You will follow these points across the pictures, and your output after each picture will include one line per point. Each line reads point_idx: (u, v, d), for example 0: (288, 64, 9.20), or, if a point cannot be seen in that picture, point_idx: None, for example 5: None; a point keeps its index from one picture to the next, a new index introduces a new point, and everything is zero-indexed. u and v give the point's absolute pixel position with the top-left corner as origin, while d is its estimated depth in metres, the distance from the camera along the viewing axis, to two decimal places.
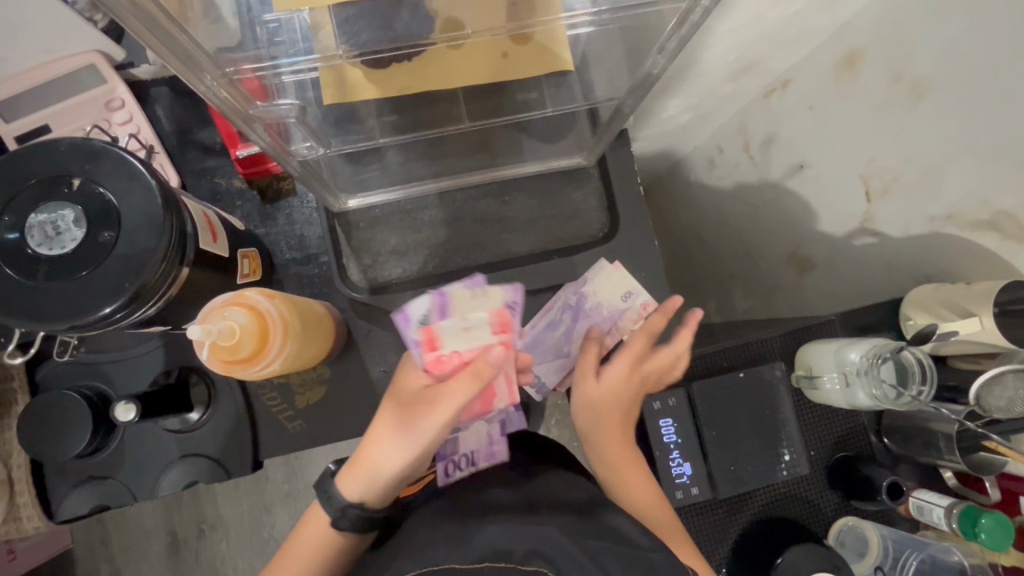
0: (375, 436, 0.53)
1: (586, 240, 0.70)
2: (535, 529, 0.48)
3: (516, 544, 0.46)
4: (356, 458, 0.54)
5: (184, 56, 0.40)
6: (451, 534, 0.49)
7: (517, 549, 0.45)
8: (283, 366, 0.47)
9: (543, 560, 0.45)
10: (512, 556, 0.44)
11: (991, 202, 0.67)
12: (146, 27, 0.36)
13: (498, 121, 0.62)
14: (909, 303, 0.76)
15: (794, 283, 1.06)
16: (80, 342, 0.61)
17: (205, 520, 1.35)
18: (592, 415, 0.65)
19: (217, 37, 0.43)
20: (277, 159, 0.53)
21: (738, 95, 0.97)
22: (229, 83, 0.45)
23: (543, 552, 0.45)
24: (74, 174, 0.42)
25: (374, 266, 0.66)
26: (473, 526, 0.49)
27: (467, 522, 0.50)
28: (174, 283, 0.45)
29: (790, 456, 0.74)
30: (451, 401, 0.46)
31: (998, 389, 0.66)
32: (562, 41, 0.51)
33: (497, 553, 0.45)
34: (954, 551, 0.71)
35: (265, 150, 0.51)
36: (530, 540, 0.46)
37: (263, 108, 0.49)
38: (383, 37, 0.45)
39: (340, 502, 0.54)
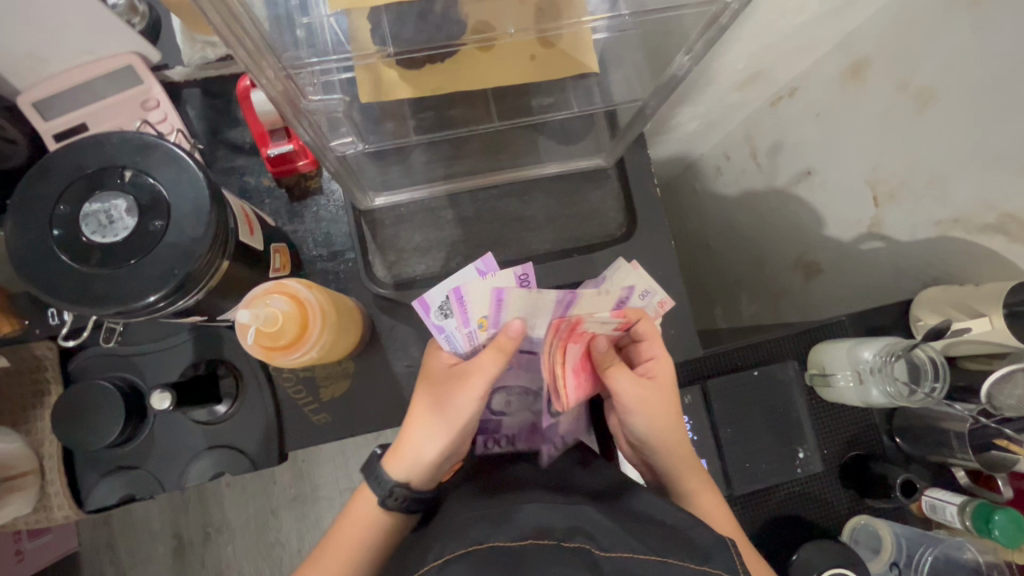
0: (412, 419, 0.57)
1: (605, 239, 0.71)
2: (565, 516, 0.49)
3: (550, 529, 0.47)
4: (399, 441, 0.57)
5: (248, 46, 0.40)
6: (490, 511, 0.50)
7: (560, 526, 0.48)
8: (319, 354, 0.49)
9: (585, 537, 0.47)
10: (554, 533, 0.47)
11: (997, 206, 0.69)
12: (215, 12, 0.37)
13: (520, 122, 0.64)
14: (919, 303, 0.78)
15: (800, 287, 1.08)
16: (124, 328, 0.63)
17: (213, 523, 1.35)
18: (654, 417, 0.60)
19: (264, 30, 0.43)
20: (317, 153, 0.54)
21: (747, 102, 1.00)
22: (285, 77, 0.45)
23: (586, 531, 0.47)
24: (124, 166, 0.44)
25: (398, 263, 0.68)
26: (515, 504, 0.50)
27: (512, 500, 0.51)
28: (216, 273, 0.46)
29: (803, 454, 0.75)
30: (480, 370, 0.54)
31: (1010, 387, 0.67)
32: (586, 44, 0.53)
33: (541, 529, 0.47)
34: (968, 548, 0.72)
35: (308, 145, 0.52)
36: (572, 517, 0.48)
37: (312, 103, 0.50)
38: (415, 40, 0.47)
39: (388, 483, 0.57)
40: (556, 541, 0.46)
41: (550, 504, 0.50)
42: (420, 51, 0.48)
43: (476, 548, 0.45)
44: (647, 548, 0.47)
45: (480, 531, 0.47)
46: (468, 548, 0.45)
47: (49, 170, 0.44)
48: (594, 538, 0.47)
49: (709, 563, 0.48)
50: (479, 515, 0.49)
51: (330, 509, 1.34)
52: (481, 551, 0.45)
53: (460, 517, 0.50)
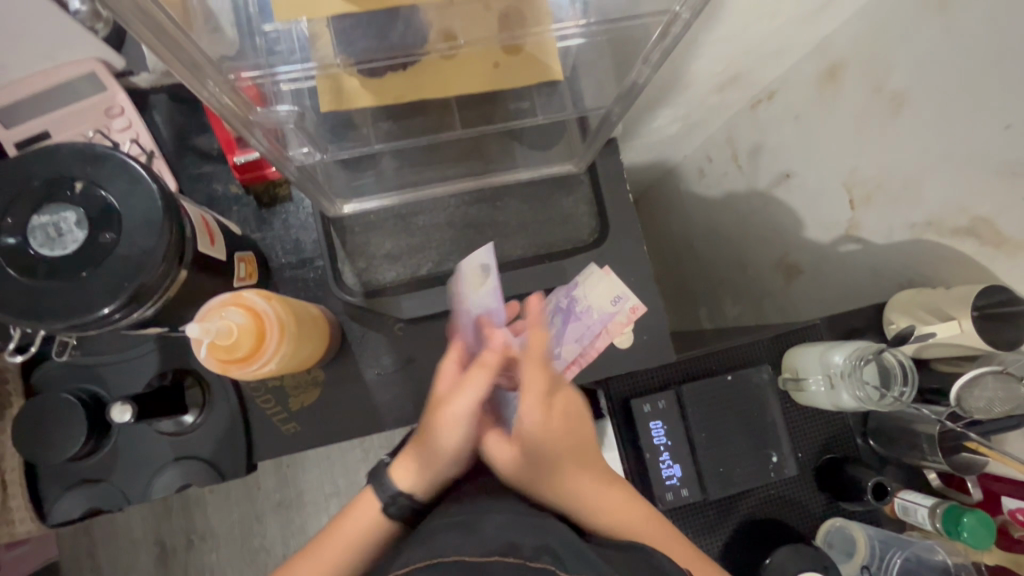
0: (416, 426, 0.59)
1: (577, 245, 0.71)
2: (532, 529, 0.49)
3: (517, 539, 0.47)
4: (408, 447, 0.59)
5: (189, 62, 0.42)
6: (456, 523, 0.49)
7: (527, 545, 0.46)
8: (279, 365, 0.48)
9: (553, 558, 0.45)
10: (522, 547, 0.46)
11: (968, 210, 0.69)
12: (151, 35, 0.39)
13: (490, 128, 0.63)
14: (893, 307, 0.78)
15: (782, 289, 1.08)
16: (77, 343, 0.61)
17: (195, 530, 1.33)
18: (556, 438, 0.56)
19: (220, 45, 0.46)
20: (275, 164, 0.54)
21: (726, 106, 1.01)
22: (231, 90, 0.46)
23: (551, 547, 0.47)
24: (76, 177, 0.43)
25: (370, 269, 0.67)
26: (482, 516, 0.50)
27: (482, 511, 0.51)
28: (172, 284, 0.45)
29: (777, 458, 0.76)
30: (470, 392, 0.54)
31: (977, 390, 0.68)
32: (553, 50, 0.53)
33: (508, 545, 0.46)
34: (938, 550, 0.73)
35: (263, 155, 0.52)
36: (535, 533, 0.48)
37: (262, 114, 0.50)
38: (380, 48, 0.47)
39: (392, 488, 0.58)
40: (522, 560, 0.44)
41: (516, 518, 0.49)
42: (381, 60, 0.47)
43: (441, 559, 0.45)
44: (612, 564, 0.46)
45: (445, 545, 0.46)
46: (432, 561, 0.45)
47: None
48: (559, 557, 0.45)
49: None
50: (446, 528, 0.49)
51: (314, 514, 1.34)
52: (443, 563, 0.44)
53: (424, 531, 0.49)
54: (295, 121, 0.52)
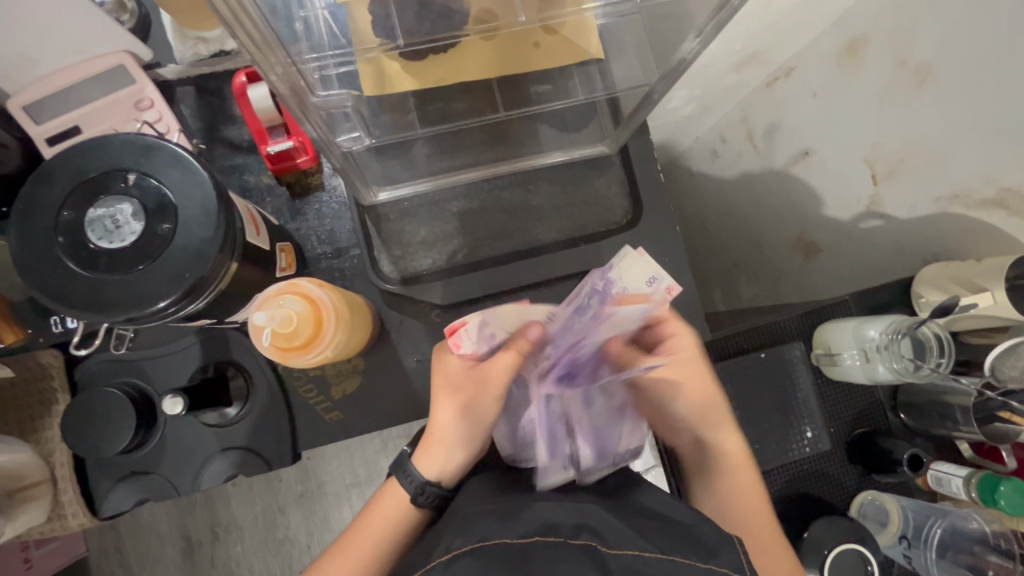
0: (439, 414, 0.58)
1: (610, 227, 0.71)
2: (580, 505, 0.49)
3: (565, 517, 0.47)
4: (431, 434, 0.59)
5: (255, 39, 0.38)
6: (496, 510, 0.49)
7: (565, 524, 0.46)
8: (335, 353, 0.48)
9: (591, 534, 0.45)
10: (561, 530, 0.45)
11: (997, 181, 0.70)
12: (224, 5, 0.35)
13: (525, 111, 0.63)
14: (922, 281, 0.80)
15: (800, 268, 1.08)
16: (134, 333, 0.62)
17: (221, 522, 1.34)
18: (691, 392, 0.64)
19: (280, 23, 0.43)
20: (325, 149, 0.52)
21: (745, 83, 1.00)
22: (293, 71, 0.44)
23: (594, 528, 0.46)
24: (128, 169, 0.43)
25: (404, 257, 0.67)
26: (525, 505, 0.49)
27: (521, 499, 0.51)
28: (224, 276, 0.45)
29: (811, 433, 0.77)
30: (496, 375, 0.57)
31: (1012, 358, 0.69)
32: (589, 29, 0.53)
33: (545, 527, 0.46)
34: (974, 518, 0.72)
35: (317, 142, 0.50)
36: (577, 514, 0.47)
37: (320, 100, 0.49)
38: (422, 29, 0.46)
39: (419, 480, 0.58)
40: (563, 539, 0.44)
41: (554, 503, 0.49)
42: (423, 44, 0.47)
43: (481, 543, 0.44)
44: (655, 544, 0.45)
45: (485, 528, 0.46)
46: (474, 545, 0.44)
47: (52, 175, 0.42)
48: (600, 535, 0.45)
49: (716, 558, 0.46)
50: (486, 513, 0.48)
51: (337, 505, 1.35)
52: (489, 545, 0.44)
53: (464, 515, 0.49)
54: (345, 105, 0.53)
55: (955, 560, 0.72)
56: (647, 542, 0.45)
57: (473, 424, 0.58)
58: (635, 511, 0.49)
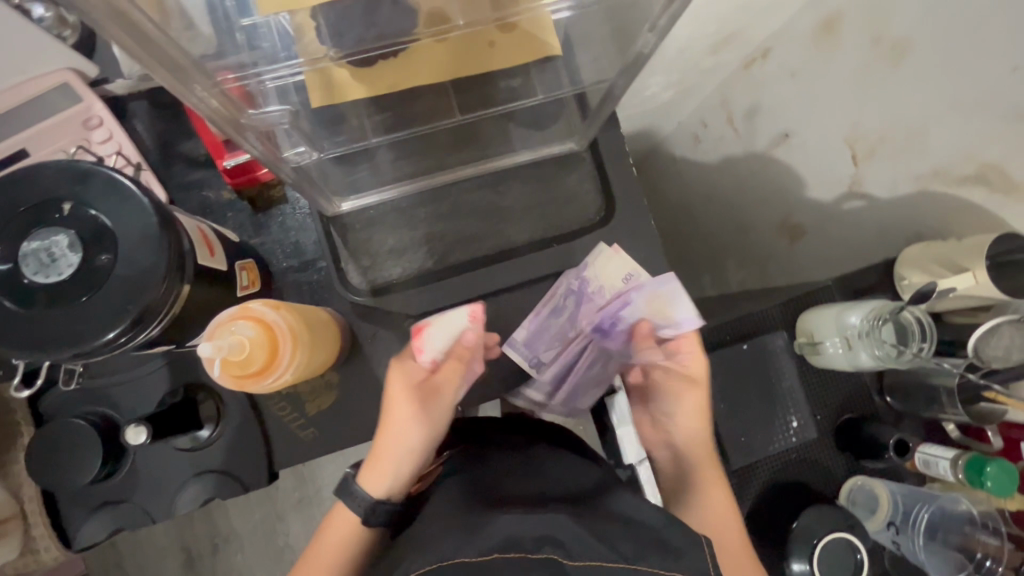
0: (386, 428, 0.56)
1: (582, 225, 0.69)
2: (548, 515, 0.46)
3: (531, 528, 0.45)
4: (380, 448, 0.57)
5: (169, 64, 0.38)
6: (457, 522, 0.47)
7: (529, 538, 0.45)
8: (295, 375, 0.46)
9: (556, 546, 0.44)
10: (522, 544, 0.44)
11: (977, 156, 0.69)
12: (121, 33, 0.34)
13: (488, 112, 0.61)
14: (905, 263, 0.80)
15: (785, 250, 1.07)
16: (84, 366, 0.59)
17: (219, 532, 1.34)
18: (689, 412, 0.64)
19: (197, 44, 0.42)
20: (268, 166, 0.52)
21: (721, 65, 0.97)
22: (219, 93, 0.43)
23: (559, 540, 0.45)
24: (64, 198, 0.41)
25: (373, 267, 0.65)
26: (483, 515, 0.47)
27: (478, 510, 0.48)
28: (178, 301, 0.43)
29: (797, 422, 0.76)
30: (445, 385, 0.56)
31: (996, 337, 0.69)
32: (546, 27, 0.50)
33: (507, 540, 0.44)
34: (962, 500, 0.72)
35: (258, 159, 0.50)
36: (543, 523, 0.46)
37: (255, 115, 0.48)
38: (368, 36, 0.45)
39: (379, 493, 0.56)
40: (525, 554, 0.43)
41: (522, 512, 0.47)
42: (371, 51, 0.46)
43: (440, 565, 0.44)
44: (619, 554, 0.45)
45: (449, 544, 0.45)
46: (428, 567, 0.44)
47: None
48: (562, 545, 0.44)
49: (678, 561, 0.47)
50: (446, 528, 0.47)
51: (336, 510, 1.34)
52: (443, 568, 0.43)
53: (433, 529, 0.48)
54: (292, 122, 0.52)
55: (944, 542, 0.72)
56: (612, 553, 0.45)
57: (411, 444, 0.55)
58: (606, 519, 0.49)
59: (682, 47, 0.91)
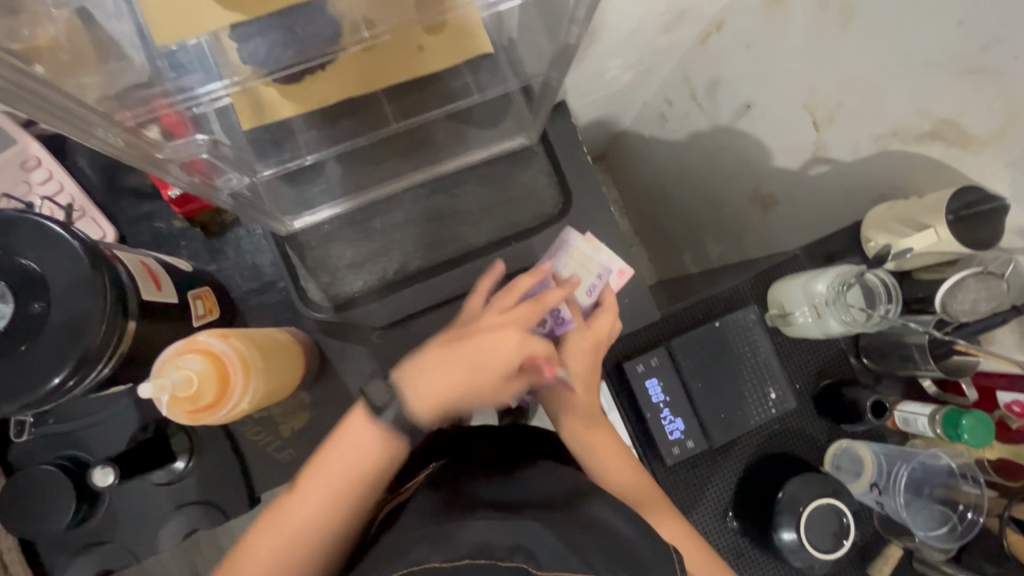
0: (444, 376, 0.50)
1: (542, 220, 0.69)
2: (520, 523, 0.48)
3: (503, 536, 0.46)
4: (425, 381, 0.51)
5: (63, 114, 0.40)
6: (429, 533, 0.48)
7: (500, 544, 0.46)
8: (249, 404, 0.46)
9: (525, 556, 0.45)
10: (495, 551, 0.45)
11: (931, 112, 0.68)
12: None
13: (434, 114, 0.60)
14: (869, 225, 0.78)
15: (760, 221, 1.09)
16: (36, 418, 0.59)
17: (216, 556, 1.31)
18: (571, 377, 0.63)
19: (129, 73, 0.43)
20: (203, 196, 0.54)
21: (678, 42, 0.99)
22: (125, 133, 0.45)
23: (528, 549, 0.45)
24: None
25: (334, 283, 0.65)
26: (460, 522, 0.48)
27: (458, 516, 0.49)
28: (123, 340, 0.43)
29: (775, 394, 0.76)
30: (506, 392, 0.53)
31: (961, 294, 0.70)
32: (476, 24, 0.49)
33: (479, 548, 0.45)
34: (941, 456, 0.74)
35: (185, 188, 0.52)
36: (513, 533, 0.47)
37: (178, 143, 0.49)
38: (288, 56, 0.43)
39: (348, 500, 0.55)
40: (495, 561, 0.44)
41: (492, 521, 0.48)
42: (297, 65, 0.44)
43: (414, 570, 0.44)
44: (588, 564, 0.46)
45: (420, 553, 0.46)
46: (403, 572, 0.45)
47: None
48: (534, 556, 0.45)
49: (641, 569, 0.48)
50: (419, 537, 0.48)
51: None
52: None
53: (405, 539, 0.49)
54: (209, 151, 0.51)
55: (926, 497, 0.73)
56: (581, 563, 0.46)
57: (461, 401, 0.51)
58: (576, 526, 0.49)
59: (635, 28, 0.90)
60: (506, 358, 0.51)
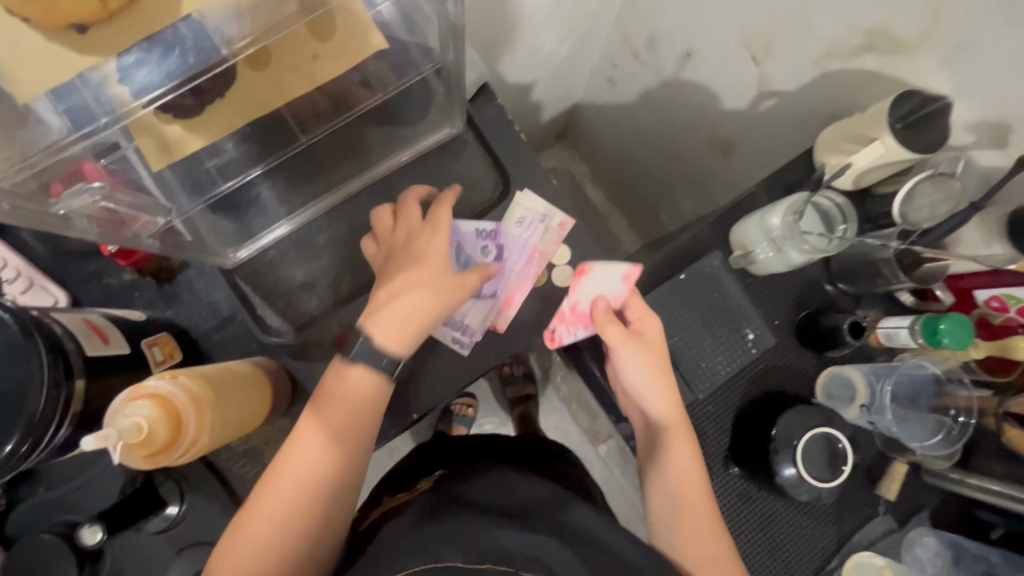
0: (419, 299, 0.56)
1: (485, 205, 0.69)
2: (539, 537, 0.51)
3: (519, 544, 0.49)
4: (381, 306, 0.56)
5: None
6: (448, 538, 0.50)
7: (516, 553, 0.48)
8: (205, 437, 0.49)
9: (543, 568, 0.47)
10: (512, 560, 0.47)
11: (859, 25, 0.66)
12: None
13: (352, 116, 0.61)
14: (820, 149, 0.76)
15: (722, 166, 1.08)
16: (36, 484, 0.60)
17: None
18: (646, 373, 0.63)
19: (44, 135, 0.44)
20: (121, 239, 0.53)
21: (607, 5, 0.99)
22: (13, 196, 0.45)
23: (544, 561, 0.48)
24: None
25: (291, 306, 0.65)
26: (479, 532, 0.51)
27: (476, 527, 0.52)
28: (73, 400, 0.48)
29: (752, 334, 0.75)
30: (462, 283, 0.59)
31: (916, 200, 0.70)
32: (366, 25, 0.48)
33: (499, 553, 0.48)
34: (926, 364, 0.74)
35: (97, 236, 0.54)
36: (528, 542, 0.50)
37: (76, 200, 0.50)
38: (175, 69, 0.42)
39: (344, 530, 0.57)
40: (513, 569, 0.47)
41: (517, 528, 0.51)
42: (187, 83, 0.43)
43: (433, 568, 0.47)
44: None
45: (439, 551, 0.49)
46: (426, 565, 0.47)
47: None
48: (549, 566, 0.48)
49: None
50: (438, 540, 0.50)
51: None
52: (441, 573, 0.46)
53: (426, 537, 0.51)
54: (107, 197, 0.51)
55: (920, 408, 0.74)
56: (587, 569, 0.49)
57: (421, 322, 0.56)
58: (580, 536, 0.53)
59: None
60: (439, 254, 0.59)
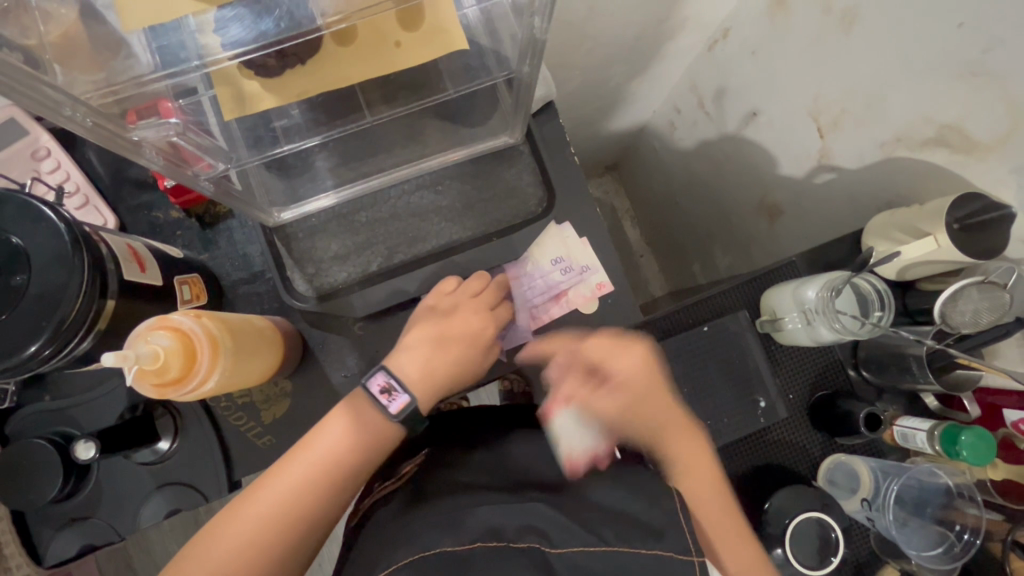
0: (439, 369, 0.63)
1: (525, 218, 0.69)
2: (531, 504, 0.52)
3: (515, 519, 0.51)
4: (416, 365, 0.62)
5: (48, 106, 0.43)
6: (445, 517, 0.51)
7: (511, 527, 0.50)
8: (212, 382, 0.49)
9: (539, 536, 0.49)
10: (505, 533, 0.50)
11: (933, 118, 0.66)
12: None
13: (417, 107, 0.62)
14: (870, 232, 0.75)
15: (765, 230, 1.07)
16: (44, 391, 0.62)
17: (151, 567, 1.21)
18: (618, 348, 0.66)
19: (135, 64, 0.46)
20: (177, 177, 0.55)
21: (684, 50, 1.00)
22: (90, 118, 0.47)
23: (540, 530, 0.50)
24: (11, 232, 0.48)
25: (319, 274, 0.66)
26: (468, 509, 0.52)
27: (467, 504, 0.53)
28: (101, 317, 0.50)
29: (765, 403, 0.74)
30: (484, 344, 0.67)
31: (959, 303, 0.66)
32: (452, 25, 0.49)
33: (491, 530, 0.50)
34: (940, 473, 0.70)
35: (159, 171, 0.54)
36: (525, 515, 0.51)
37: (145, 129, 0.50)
38: (267, 30, 0.46)
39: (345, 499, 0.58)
40: (504, 543, 0.49)
41: (502, 504, 0.52)
42: (277, 45, 0.46)
43: (425, 554, 0.48)
44: (600, 539, 0.50)
45: (429, 538, 0.49)
46: (415, 557, 0.48)
47: None
48: (545, 535, 0.50)
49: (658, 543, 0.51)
50: (432, 523, 0.51)
51: None
52: (431, 556, 0.47)
53: (415, 525, 0.51)
54: (180, 135, 0.52)
55: (925, 517, 0.70)
56: (591, 537, 0.50)
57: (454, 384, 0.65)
58: (588, 507, 0.53)
59: (636, 33, 0.90)
60: (465, 328, 0.64)
